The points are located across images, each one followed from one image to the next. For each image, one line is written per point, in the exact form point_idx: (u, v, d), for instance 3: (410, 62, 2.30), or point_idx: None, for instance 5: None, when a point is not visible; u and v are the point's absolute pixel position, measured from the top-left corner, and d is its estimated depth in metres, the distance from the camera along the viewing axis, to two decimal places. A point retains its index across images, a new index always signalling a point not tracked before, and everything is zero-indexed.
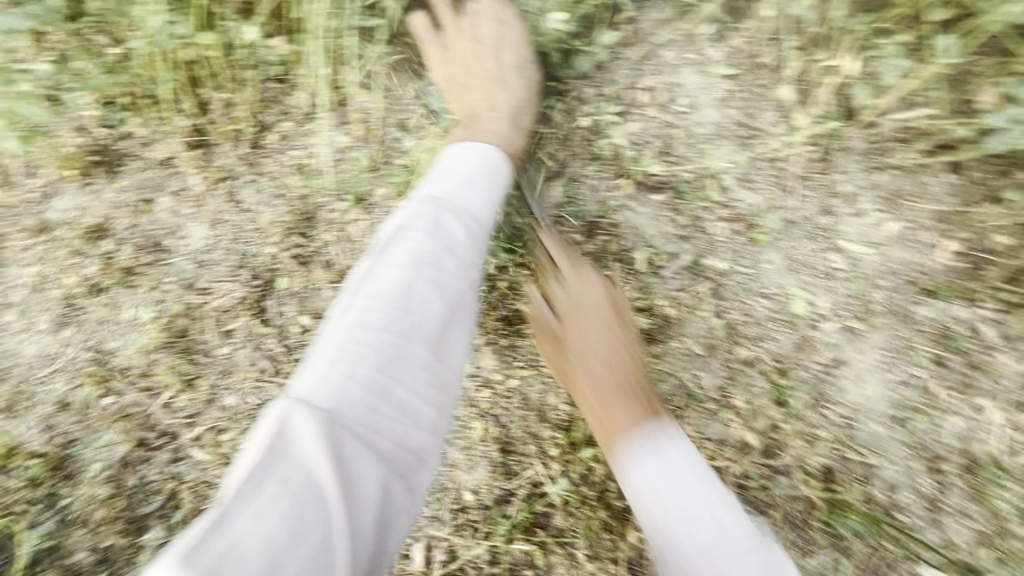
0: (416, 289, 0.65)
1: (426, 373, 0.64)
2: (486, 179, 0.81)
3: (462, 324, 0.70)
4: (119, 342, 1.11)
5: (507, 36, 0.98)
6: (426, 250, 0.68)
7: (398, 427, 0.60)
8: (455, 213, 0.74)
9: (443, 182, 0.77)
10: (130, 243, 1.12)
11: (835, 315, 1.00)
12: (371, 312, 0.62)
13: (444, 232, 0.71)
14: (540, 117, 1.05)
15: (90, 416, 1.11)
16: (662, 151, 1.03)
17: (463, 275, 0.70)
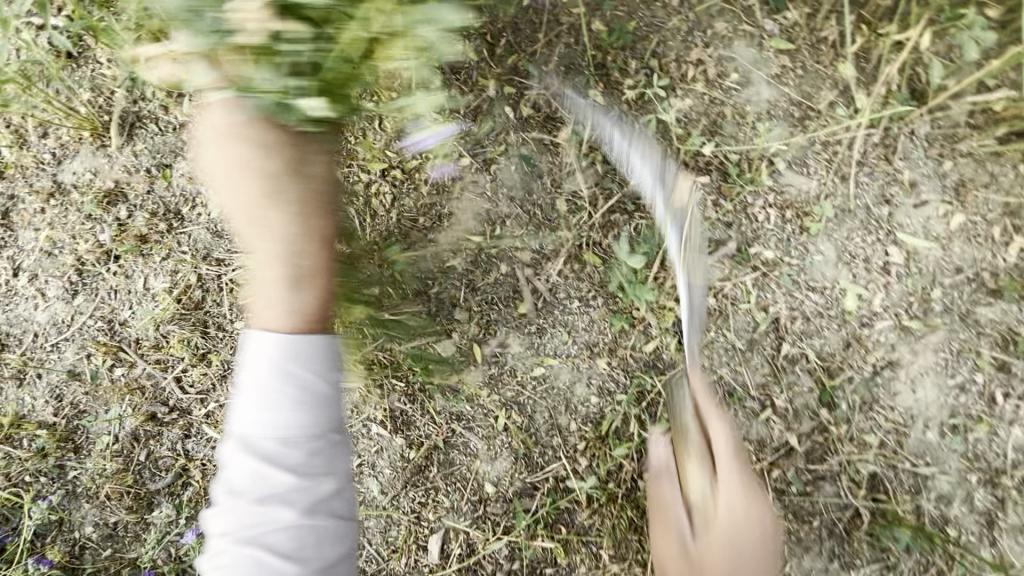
0: (260, 542, 0.69)
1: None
2: (286, 389, 0.73)
3: (315, 544, 0.72)
4: (131, 313, 1.07)
5: (241, 152, 0.75)
6: (252, 525, 0.69)
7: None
8: (251, 454, 0.71)
9: (250, 417, 0.73)
10: (144, 211, 1.07)
11: (890, 313, 0.93)
12: (230, 566, 0.70)
13: (272, 501, 0.70)
14: (579, 90, 0.99)
15: (100, 388, 1.07)
16: (708, 130, 0.96)
17: (299, 512, 0.71)
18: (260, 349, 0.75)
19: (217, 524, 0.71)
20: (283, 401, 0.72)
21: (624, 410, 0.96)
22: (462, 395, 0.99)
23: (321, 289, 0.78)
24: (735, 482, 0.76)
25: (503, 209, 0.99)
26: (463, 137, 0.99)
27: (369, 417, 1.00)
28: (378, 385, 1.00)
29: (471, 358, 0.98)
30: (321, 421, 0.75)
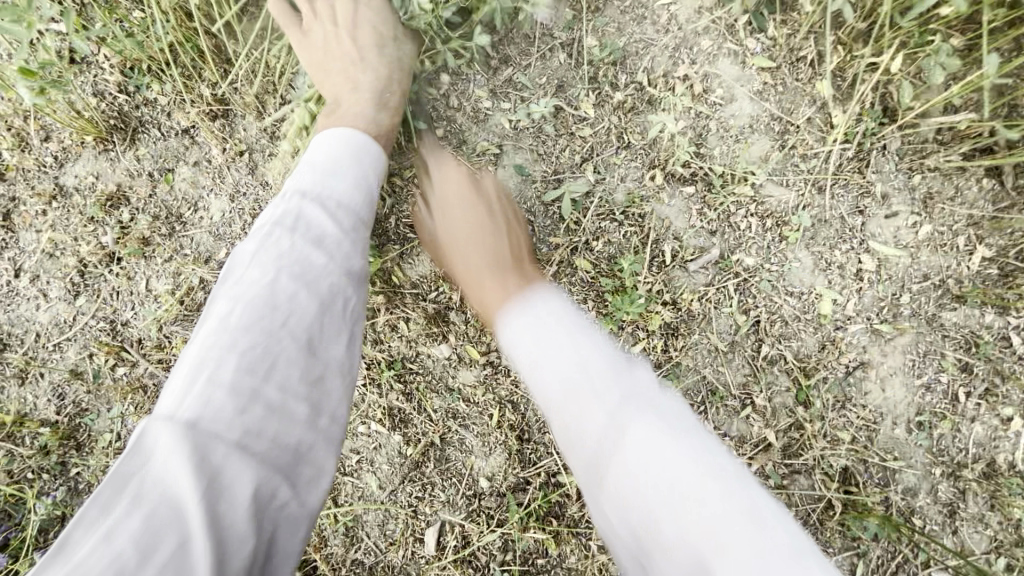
0: (280, 285, 0.64)
1: (298, 345, 0.61)
2: (357, 167, 0.82)
3: (346, 314, 0.67)
4: (133, 313, 1.10)
5: (452, 173, 0.97)
6: (291, 238, 0.68)
7: (276, 408, 0.58)
8: (315, 182, 0.76)
9: (307, 176, 0.77)
10: (146, 214, 1.10)
11: (862, 317, 0.99)
12: (232, 316, 0.61)
13: (324, 241, 0.70)
14: (573, 102, 1.03)
15: (102, 387, 1.09)
16: (694, 142, 1.01)
17: (335, 265, 0.68)
18: (337, 142, 0.83)
19: (280, 210, 0.72)
20: (371, 190, 0.81)
21: None
22: (459, 393, 1.03)
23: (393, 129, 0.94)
24: (483, 252, 0.83)
25: None
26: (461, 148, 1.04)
27: (368, 415, 1.04)
28: (377, 384, 1.04)
29: (468, 358, 1.02)
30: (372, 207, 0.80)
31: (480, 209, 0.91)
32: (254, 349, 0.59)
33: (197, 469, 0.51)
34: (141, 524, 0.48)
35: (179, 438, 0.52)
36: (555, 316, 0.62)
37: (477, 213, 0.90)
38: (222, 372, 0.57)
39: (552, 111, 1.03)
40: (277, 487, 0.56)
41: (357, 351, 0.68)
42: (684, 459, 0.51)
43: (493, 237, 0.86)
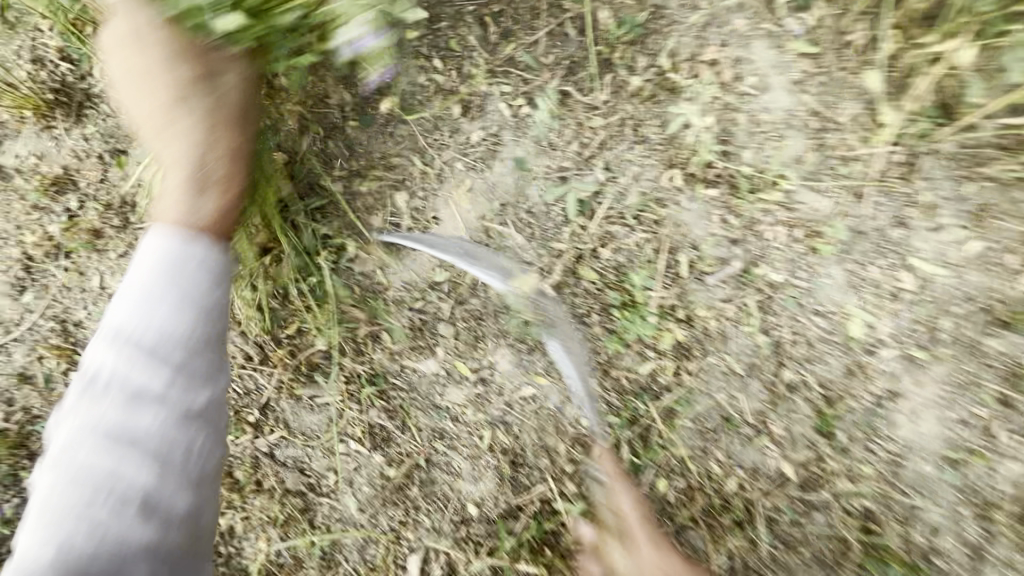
0: (100, 442, 0.63)
1: (140, 491, 0.63)
2: (177, 286, 0.68)
3: (184, 465, 0.65)
4: (85, 313, 0.99)
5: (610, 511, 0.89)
6: (112, 405, 0.63)
7: (117, 552, 0.61)
8: (134, 318, 0.66)
9: (122, 311, 0.66)
10: (97, 202, 0.97)
11: (895, 341, 0.89)
12: (54, 499, 0.62)
13: (139, 402, 0.64)
14: (583, 87, 0.90)
15: (54, 393, 0.99)
16: (720, 139, 0.89)
17: (157, 396, 0.64)
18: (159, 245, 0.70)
19: (87, 362, 0.65)
20: (202, 276, 0.69)
21: (616, 435, 0.92)
22: (447, 412, 0.93)
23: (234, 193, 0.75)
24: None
25: (495, 214, 0.91)
26: (455, 137, 0.91)
27: (346, 433, 0.95)
28: (357, 399, 0.94)
29: (457, 375, 0.93)
30: (212, 313, 0.69)
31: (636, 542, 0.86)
32: (93, 495, 0.62)
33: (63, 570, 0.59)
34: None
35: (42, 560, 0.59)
36: None
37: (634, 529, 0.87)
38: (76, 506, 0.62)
39: (559, 98, 0.90)
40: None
41: (201, 486, 0.67)
42: None
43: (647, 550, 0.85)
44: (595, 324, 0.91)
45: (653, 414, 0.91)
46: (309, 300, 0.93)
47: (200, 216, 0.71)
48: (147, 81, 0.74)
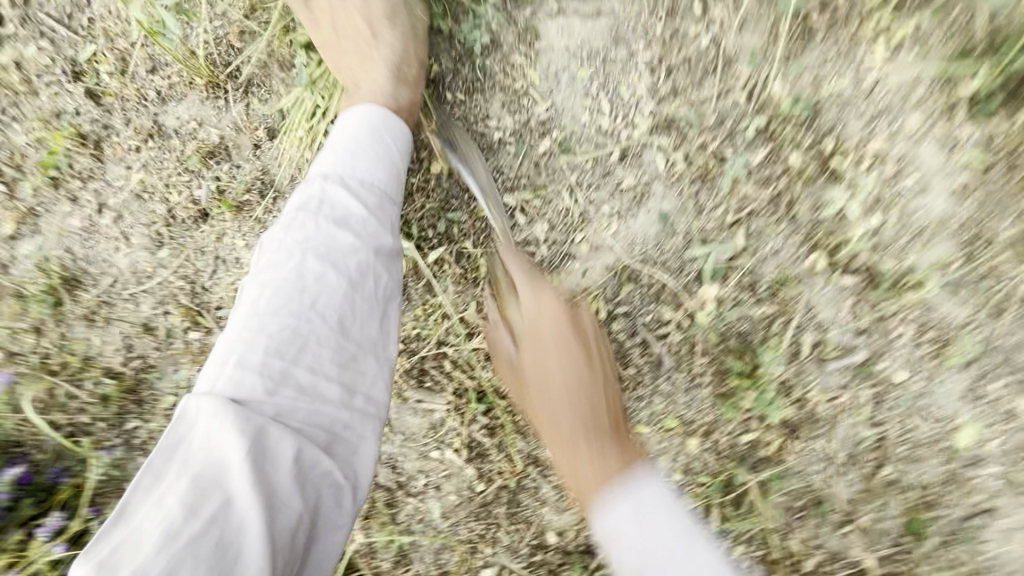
0: (305, 267, 0.68)
1: (332, 359, 0.66)
2: (376, 141, 0.80)
3: (358, 343, 0.69)
4: (215, 278, 1.03)
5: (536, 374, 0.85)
6: (349, 243, 0.70)
7: (306, 387, 0.64)
8: (342, 166, 0.76)
9: (333, 157, 0.77)
10: (244, 175, 1.01)
11: (1002, 462, 0.89)
12: (263, 300, 0.66)
13: (345, 232, 0.71)
14: (741, 155, 0.91)
15: (171, 346, 1.04)
16: (868, 230, 0.89)
17: (360, 243, 0.71)
18: (359, 121, 0.82)
19: (306, 195, 0.74)
20: (396, 164, 0.81)
21: (705, 493, 0.95)
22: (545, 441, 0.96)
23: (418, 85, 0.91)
24: (567, 372, 0.83)
25: (631, 260, 0.93)
26: (604, 180, 0.93)
27: (444, 441, 0.98)
28: (461, 412, 0.97)
29: None
30: (394, 195, 0.79)
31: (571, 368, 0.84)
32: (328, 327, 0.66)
33: (218, 458, 0.57)
34: (183, 494, 0.54)
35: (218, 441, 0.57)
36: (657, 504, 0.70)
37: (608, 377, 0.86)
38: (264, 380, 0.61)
39: (713, 160, 0.92)
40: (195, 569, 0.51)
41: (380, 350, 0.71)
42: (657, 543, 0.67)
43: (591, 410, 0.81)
44: (711, 386, 0.93)
45: (747, 483, 0.93)
46: (433, 309, 0.97)
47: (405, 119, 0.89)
48: (354, 38, 0.91)
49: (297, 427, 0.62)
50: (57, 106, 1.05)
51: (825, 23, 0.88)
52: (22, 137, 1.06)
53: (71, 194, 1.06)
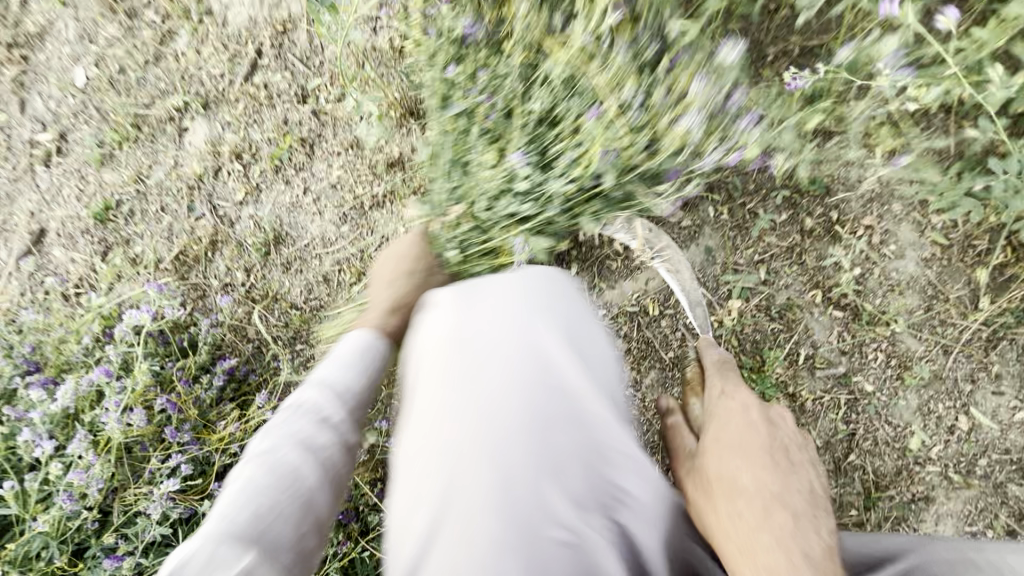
0: (288, 448, 0.78)
1: (295, 530, 0.74)
2: (345, 363, 0.92)
3: (315, 521, 0.77)
4: (378, 250, 1.44)
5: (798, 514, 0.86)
6: (326, 435, 0.82)
7: (279, 547, 0.72)
8: (337, 378, 0.89)
9: (326, 366, 0.91)
10: (413, 182, 1.43)
11: (940, 462, 1.21)
12: (256, 476, 0.76)
13: (315, 446, 0.80)
14: (771, 214, 1.27)
15: (339, 294, 1.44)
16: (856, 280, 1.24)
17: (338, 433, 0.83)
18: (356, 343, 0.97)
19: (302, 396, 0.86)
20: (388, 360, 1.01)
21: None
22: None
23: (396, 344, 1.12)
24: None
25: (680, 277, 1.30)
26: (669, 219, 1.31)
27: None
28: None
29: None
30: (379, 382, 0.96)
31: None
32: (299, 501, 0.76)
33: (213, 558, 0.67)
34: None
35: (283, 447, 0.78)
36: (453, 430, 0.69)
37: None
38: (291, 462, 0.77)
39: (750, 214, 1.28)
40: None
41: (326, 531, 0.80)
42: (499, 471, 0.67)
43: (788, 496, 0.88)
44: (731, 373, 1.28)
45: None
46: None
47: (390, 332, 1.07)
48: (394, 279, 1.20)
49: (273, 557, 0.70)
50: (287, 117, 1.50)
51: None
52: (260, 135, 1.50)
53: (286, 178, 1.49)
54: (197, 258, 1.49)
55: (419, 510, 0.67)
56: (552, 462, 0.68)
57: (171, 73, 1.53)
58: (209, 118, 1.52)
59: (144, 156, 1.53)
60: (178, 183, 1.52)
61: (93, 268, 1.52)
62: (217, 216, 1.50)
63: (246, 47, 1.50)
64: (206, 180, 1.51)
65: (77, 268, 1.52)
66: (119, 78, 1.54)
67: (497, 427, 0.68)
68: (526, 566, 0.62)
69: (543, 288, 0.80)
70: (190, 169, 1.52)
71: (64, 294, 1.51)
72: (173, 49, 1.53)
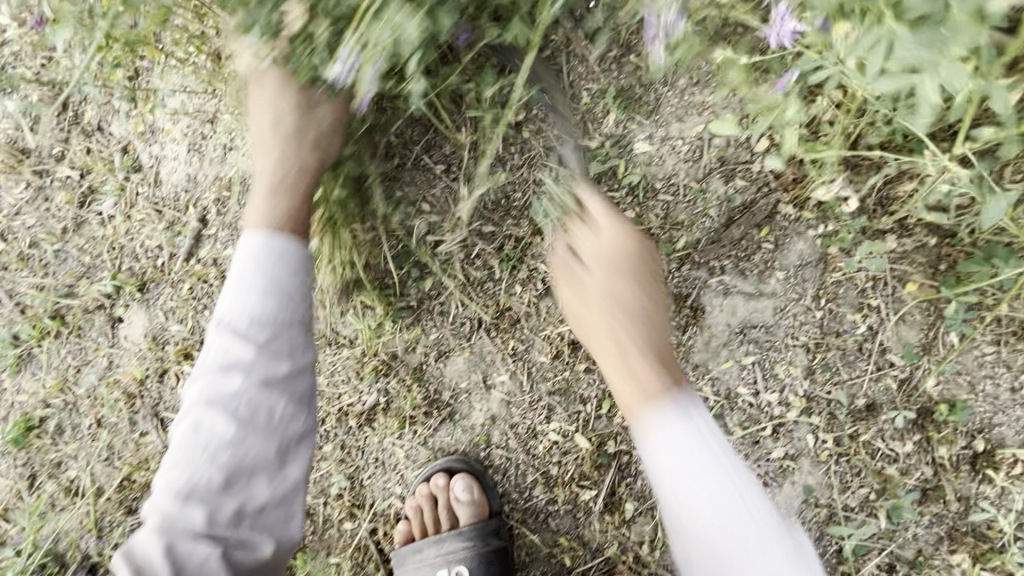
0: (211, 392, 0.72)
1: (244, 402, 0.72)
2: (261, 269, 0.76)
3: (255, 391, 0.72)
4: (372, 477, 1.13)
5: (268, 178, 0.85)
6: (219, 426, 0.71)
7: (210, 396, 0.72)
8: (229, 311, 0.74)
9: (229, 314, 0.75)
10: (411, 391, 1.11)
11: None
12: (186, 419, 0.73)
13: (199, 427, 0.72)
14: (891, 441, 0.96)
15: (326, 531, 1.13)
16: (1011, 533, 0.92)
17: (226, 410, 0.71)
18: (251, 241, 0.79)
19: (186, 411, 0.73)
20: (230, 401, 0.72)
21: None
22: None
23: (304, 204, 0.85)
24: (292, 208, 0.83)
25: None
26: (752, 446, 0.99)
27: None
28: None
29: None
30: (246, 393, 0.72)
31: (300, 156, 0.86)
32: (191, 449, 0.71)
33: (210, 383, 0.72)
34: (188, 423, 0.73)
35: (157, 529, 0.69)
36: (216, 349, 0.74)
37: (300, 141, 0.86)
38: (212, 455, 0.71)
39: (861, 441, 0.96)
40: (208, 470, 0.70)
41: (231, 449, 0.71)
42: (188, 452, 0.71)
43: (301, 179, 0.86)
44: None
45: None
46: (578, 543, 1.04)
47: (288, 222, 0.82)
48: (293, 157, 0.86)
49: (218, 466, 0.71)
50: None
51: (987, 333, 0.93)
52: (211, 324, 1.21)
53: None
54: (148, 484, 1.22)
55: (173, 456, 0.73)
56: (200, 475, 0.70)
57: (95, 245, 1.25)
58: (147, 305, 1.23)
59: (70, 354, 1.24)
60: (113, 392, 1.23)
61: (21, 498, 1.25)
62: (166, 433, 1.22)
63: (188, 213, 1.21)
64: (150, 386, 1.22)
65: (5, 495, 1.26)
66: (32, 253, 1.26)
67: (184, 445, 0.72)
68: (227, 444, 0.71)
69: (203, 373, 0.74)
70: (130, 373, 1.23)
71: None
72: (98, 213, 1.25)
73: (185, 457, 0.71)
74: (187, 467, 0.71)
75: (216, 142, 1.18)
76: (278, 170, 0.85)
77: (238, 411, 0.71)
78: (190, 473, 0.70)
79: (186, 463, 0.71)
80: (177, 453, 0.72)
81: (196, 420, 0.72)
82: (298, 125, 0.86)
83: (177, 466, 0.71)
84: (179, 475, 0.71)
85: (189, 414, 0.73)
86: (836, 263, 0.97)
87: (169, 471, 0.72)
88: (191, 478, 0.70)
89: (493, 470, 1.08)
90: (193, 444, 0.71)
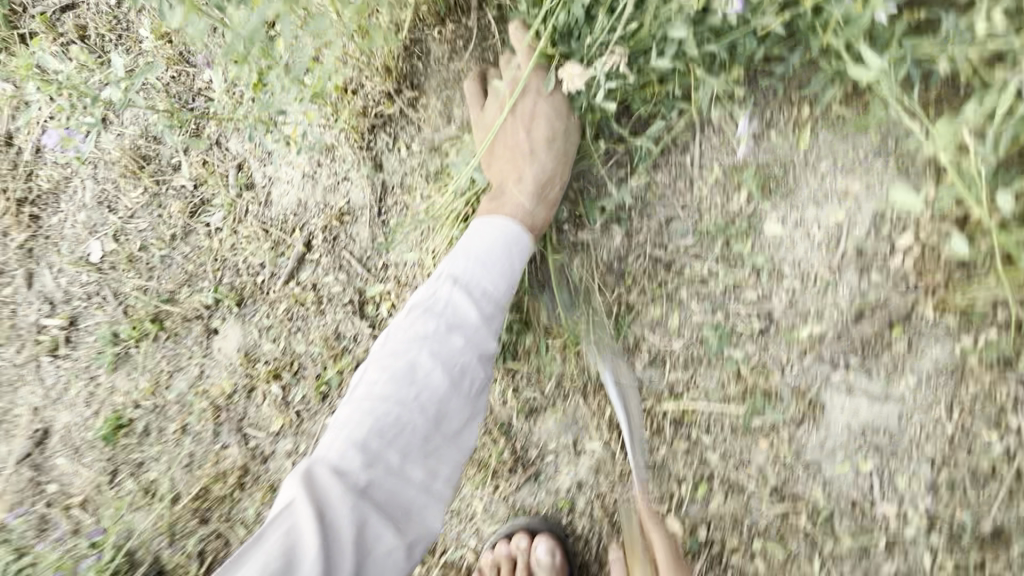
0: (428, 350, 0.84)
1: (456, 366, 0.84)
2: (491, 254, 0.91)
3: (471, 362, 0.86)
4: (447, 523, 1.11)
5: (512, 175, 0.98)
6: (433, 383, 0.83)
7: (427, 353, 0.84)
8: (464, 270, 0.89)
9: (462, 271, 0.90)
10: (498, 444, 1.09)
11: None
12: (387, 372, 0.83)
13: (413, 375, 0.83)
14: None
15: None
16: None
17: (442, 370, 0.84)
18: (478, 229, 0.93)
19: (395, 361, 0.85)
20: (446, 359, 0.84)
21: None
22: None
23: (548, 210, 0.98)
24: None
25: None
26: (860, 554, 0.93)
27: None
28: None
29: None
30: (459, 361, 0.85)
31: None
32: (395, 398, 0.82)
33: (430, 337, 0.85)
34: (400, 368, 0.84)
35: (332, 482, 0.75)
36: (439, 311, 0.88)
37: (547, 148, 0.97)
38: (420, 406, 0.82)
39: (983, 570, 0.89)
40: (412, 420, 0.81)
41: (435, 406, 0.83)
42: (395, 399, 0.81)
43: None
44: None
45: None
46: None
47: (530, 221, 0.95)
48: (521, 156, 0.99)
49: (426, 413, 0.82)
50: (339, 329, 1.20)
51: None
52: (304, 347, 1.22)
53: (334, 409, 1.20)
54: (222, 496, 1.23)
55: (372, 404, 0.81)
56: (401, 426, 0.80)
57: (200, 256, 1.27)
58: (243, 320, 1.25)
59: (165, 358, 1.28)
60: (202, 401, 1.25)
61: (101, 492, 1.28)
62: (247, 448, 1.23)
63: (294, 236, 1.22)
64: (236, 400, 1.24)
65: (85, 486, 1.29)
66: (141, 255, 1.30)
67: (389, 394, 0.82)
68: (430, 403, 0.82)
69: (421, 330, 0.86)
70: (219, 384, 1.25)
71: (69, 511, 1.28)
72: (207, 224, 1.27)
73: (389, 410, 0.80)
74: (391, 416, 0.80)
75: (330, 169, 1.20)
76: (514, 170, 0.98)
77: (450, 376, 0.84)
78: (387, 428, 0.79)
79: (390, 412, 0.81)
80: (371, 405, 0.81)
81: (407, 370, 0.83)
82: (554, 127, 0.97)
83: (372, 414, 0.80)
84: (382, 419, 0.80)
85: (398, 365, 0.84)
86: (976, 375, 0.90)
87: (368, 413, 0.80)
88: (397, 422, 0.80)
89: (575, 536, 1.05)
90: (403, 392, 0.82)
